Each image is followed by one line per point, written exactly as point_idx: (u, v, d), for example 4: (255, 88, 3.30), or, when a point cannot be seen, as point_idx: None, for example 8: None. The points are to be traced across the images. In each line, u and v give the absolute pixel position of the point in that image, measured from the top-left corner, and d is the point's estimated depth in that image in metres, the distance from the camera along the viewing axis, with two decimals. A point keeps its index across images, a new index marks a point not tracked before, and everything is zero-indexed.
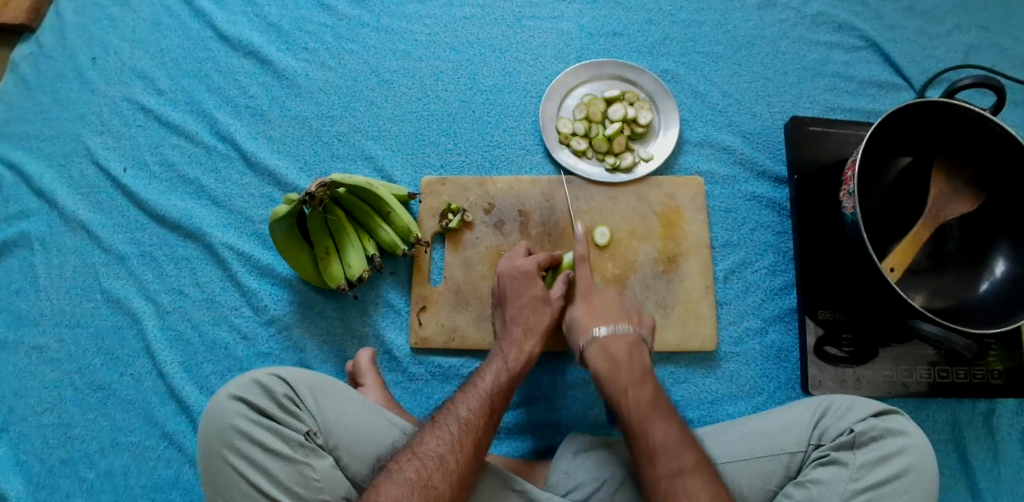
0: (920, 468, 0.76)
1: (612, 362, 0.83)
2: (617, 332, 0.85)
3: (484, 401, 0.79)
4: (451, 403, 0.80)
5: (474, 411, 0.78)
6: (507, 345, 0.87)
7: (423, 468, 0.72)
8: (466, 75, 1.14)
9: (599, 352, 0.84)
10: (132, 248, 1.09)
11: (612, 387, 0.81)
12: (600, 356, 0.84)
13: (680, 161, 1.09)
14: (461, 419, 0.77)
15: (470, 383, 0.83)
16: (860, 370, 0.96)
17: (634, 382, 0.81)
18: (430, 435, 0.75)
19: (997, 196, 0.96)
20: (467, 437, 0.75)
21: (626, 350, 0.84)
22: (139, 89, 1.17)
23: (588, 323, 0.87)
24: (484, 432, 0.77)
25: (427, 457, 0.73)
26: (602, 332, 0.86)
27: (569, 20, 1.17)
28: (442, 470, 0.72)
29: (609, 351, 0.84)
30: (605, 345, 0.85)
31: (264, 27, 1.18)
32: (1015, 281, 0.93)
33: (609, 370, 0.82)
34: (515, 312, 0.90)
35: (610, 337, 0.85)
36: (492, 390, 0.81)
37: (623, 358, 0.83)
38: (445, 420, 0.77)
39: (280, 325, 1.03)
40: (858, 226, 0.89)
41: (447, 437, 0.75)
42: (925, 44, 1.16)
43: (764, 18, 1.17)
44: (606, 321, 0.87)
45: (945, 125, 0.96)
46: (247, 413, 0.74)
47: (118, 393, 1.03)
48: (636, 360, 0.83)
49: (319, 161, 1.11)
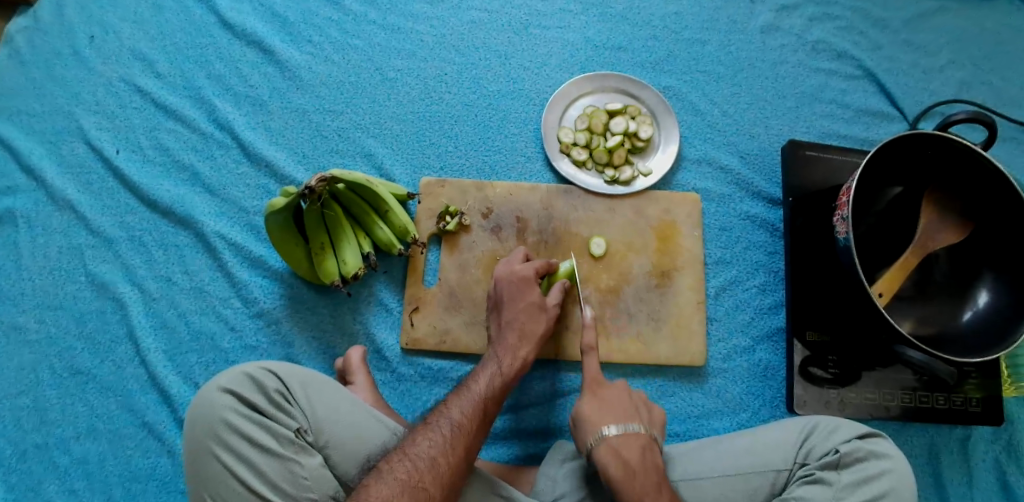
0: (902, 490, 0.77)
1: (626, 468, 0.76)
2: (629, 432, 0.80)
3: (478, 405, 0.79)
4: (444, 405, 0.79)
5: (467, 415, 0.78)
6: (501, 350, 0.87)
7: (414, 469, 0.71)
8: (470, 79, 1.15)
9: (610, 451, 0.78)
10: (120, 231, 1.07)
11: (627, 492, 0.74)
12: (613, 460, 0.77)
13: (678, 177, 1.10)
14: (454, 421, 0.77)
15: (464, 387, 0.83)
16: (844, 392, 0.98)
17: (652, 497, 0.74)
18: (422, 436, 0.75)
19: (984, 229, 0.99)
20: (458, 440, 0.75)
21: (638, 453, 0.78)
22: (137, 70, 1.15)
23: (600, 422, 0.81)
24: (475, 436, 0.77)
25: (418, 457, 0.72)
26: (612, 431, 0.79)
27: (576, 31, 1.18)
28: (433, 471, 0.71)
29: (623, 457, 0.77)
30: (617, 446, 0.78)
31: (269, 18, 1.18)
32: (997, 312, 0.96)
33: (624, 477, 0.76)
34: (510, 317, 0.90)
35: (623, 440, 0.79)
36: (486, 395, 0.81)
37: (637, 463, 0.77)
38: (438, 422, 0.77)
39: (269, 319, 1.02)
40: (850, 251, 0.91)
41: (439, 439, 0.74)
42: (920, 77, 1.20)
43: (766, 41, 1.19)
44: (617, 421, 0.81)
45: (937, 158, 0.99)
46: (237, 406, 0.73)
47: (98, 378, 1.00)
48: (651, 468, 0.77)
49: (318, 155, 1.10)
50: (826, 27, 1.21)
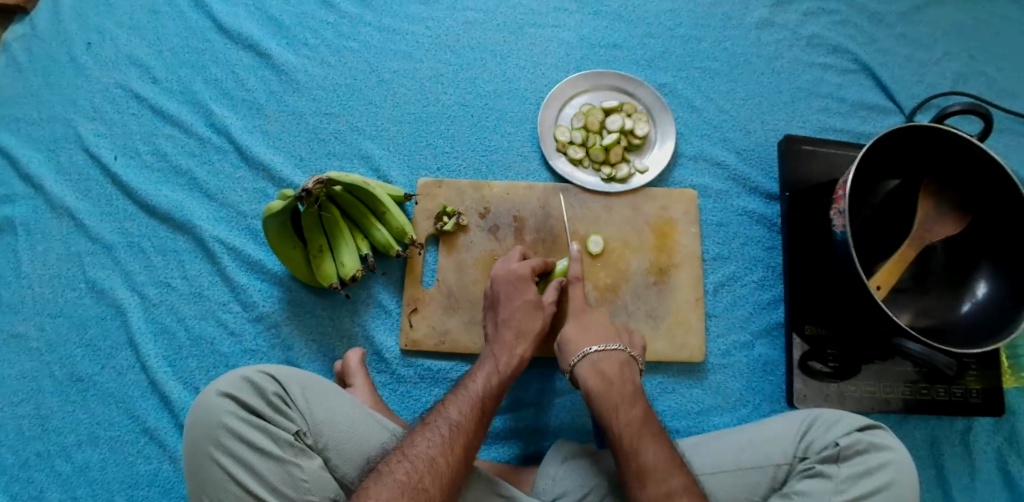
0: (903, 482, 0.78)
1: (603, 379, 0.83)
2: (609, 350, 0.86)
3: (476, 404, 0.79)
4: (442, 406, 0.80)
5: (465, 413, 0.78)
6: (498, 348, 0.88)
7: (413, 469, 0.71)
8: (466, 79, 1.15)
9: (590, 367, 0.85)
10: (118, 237, 1.07)
11: (603, 401, 0.81)
12: (593, 374, 0.84)
13: (675, 174, 1.10)
14: (452, 422, 0.77)
15: (460, 386, 0.83)
16: (844, 385, 0.98)
17: (626, 402, 0.81)
18: (420, 437, 0.75)
19: (980, 221, 0.99)
20: (457, 440, 0.75)
21: (617, 367, 0.85)
22: (133, 76, 1.16)
23: (578, 339, 0.88)
24: (474, 435, 0.77)
25: (416, 458, 0.72)
26: (593, 348, 0.86)
27: (570, 30, 1.18)
28: (433, 471, 0.71)
29: (601, 369, 0.84)
30: (596, 362, 0.85)
31: (265, 21, 1.18)
32: (995, 302, 0.96)
33: (601, 385, 0.82)
34: (507, 315, 0.90)
35: (602, 355, 0.85)
36: (484, 394, 0.81)
37: (615, 376, 0.84)
38: (436, 423, 0.77)
39: (269, 323, 1.02)
40: (847, 244, 0.91)
41: (438, 439, 0.75)
42: (916, 70, 1.20)
43: (762, 37, 1.19)
44: (597, 339, 0.88)
45: (933, 149, 0.99)
46: (236, 411, 0.73)
47: (99, 385, 1.01)
48: (625, 375, 0.84)
49: (315, 158, 1.10)
50: (821, 21, 1.21)
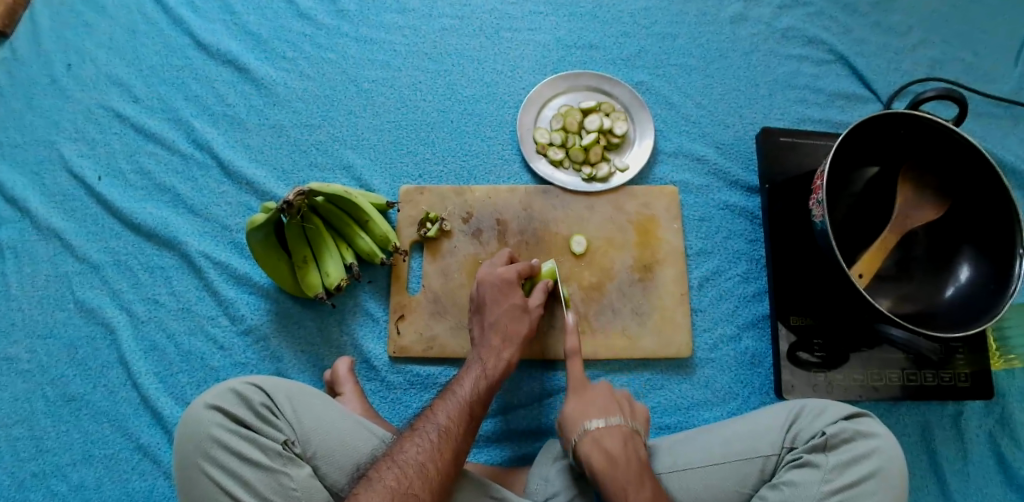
0: (892, 467, 0.78)
1: (609, 458, 0.79)
2: (612, 425, 0.82)
3: (464, 408, 0.80)
4: (430, 412, 0.80)
5: (453, 418, 0.79)
6: (484, 353, 0.88)
7: (403, 475, 0.72)
8: (444, 86, 1.16)
9: (593, 444, 0.81)
10: (105, 256, 1.08)
11: (610, 485, 0.77)
12: (597, 453, 0.80)
13: (655, 170, 1.11)
14: (441, 427, 0.77)
15: (448, 391, 0.83)
16: (832, 374, 0.99)
17: (631, 490, 0.76)
18: (409, 442, 0.76)
19: (959, 205, 1.01)
20: (445, 446, 0.75)
21: (622, 444, 0.81)
22: (115, 96, 1.17)
23: (581, 419, 0.84)
24: (463, 439, 0.78)
25: (405, 464, 0.73)
26: (594, 425, 0.83)
27: (546, 32, 1.19)
28: (422, 477, 0.72)
29: (605, 448, 0.80)
30: (599, 438, 0.81)
31: (243, 36, 1.19)
32: (979, 285, 0.97)
33: (607, 467, 0.78)
34: (492, 320, 0.91)
35: (606, 431, 0.82)
36: (471, 398, 0.82)
37: (622, 455, 0.79)
38: (425, 428, 0.77)
39: (257, 336, 1.03)
40: (826, 234, 0.91)
41: (427, 445, 0.75)
42: (891, 58, 1.21)
43: (737, 31, 1.20)
44: (596, 418, 0.84)
45: (910, 136, 1.01)
46: (224, 422, 0.74)
47: (91, 404, 1.01)
48: (631, 463, 0.79)
49: (298, 170, 1.11)
50: (795, 14, 1.22)
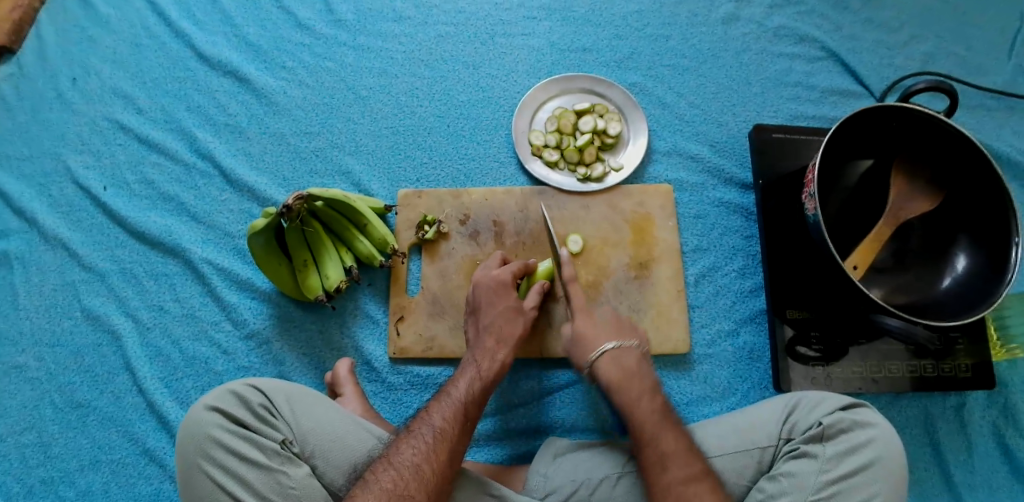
0: (889, 456, 0.79)
1: (625, 373, 0.85)
2: (627, 346, 0.88)
3: (459, 408, 0.81)
4: (426, 413, 0.81)
5: (447, 419, 0.79)
6: (479, 355, 0.89)
7: (399, 476, 0.73)
8: (440, 92, 1.18)
9: (611, 361, 0.86)
10: (111, 265, 1.10)
11: (625, 395, 0.83)
12: (614, 369, 0.85)
13: (650, 169, 1.12)
14: (436, 429, 0.78)
15: (443, 392, 0.84)
16: (831, 367, 0.99)
17: (642, 404, 0.82)
18: (405, 444, 0.77)
19: (954, 196, 1.01)
20: (440, 447, 0.76)
21: (637, 362, 0.87)
22: (119, 108, 1.19)
23: (594, 337, 0.88)
24: (458, 440, 0.78)
25: (401, 466, 0.74)
26: (611, 346, 0.87)
27: (540, 37, 1.21)
28: (418, 478, 0.73)
29: (621, 365, 0.86)
30: (616, 356, 0.86)
31: (243, 48, 1.22)
32: (976, 275, 0.97)
33: (624, 382, 0.84)
34: (487, 322, 0.92)
35: (623, 351, 0.87)
36: (466, 399, 0.82)
37: (636, 372, 0.86)
38: (420, 429, 0.78)
39: (259, 340, 1.04)
40: (820, 227, 0.92)
41: (422, 446, 0.76)
42: (884, 54, 1.22)
43: (729, 31, 1.22)
44: (611, 338, 0.88)
45: (902, 129, 1.02)
46: (224, 423, 0.75)
47: (98, 410, 1.03)
48: (642, 380, 0.85)
49: (298, 177, 1.13)
50: (786, 13, 1.23)
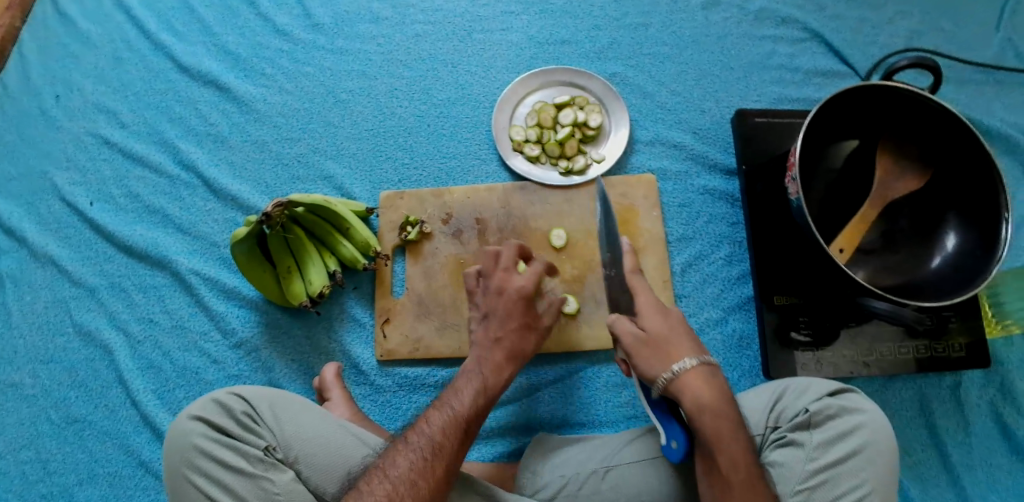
0: (879, 441, 0.78)
1: (718, 398, 0.75)
2: (713, 364, 0.77)
3: (459, 421, 0.79)
4: (424, 422, 0.79)
5: (447, 431, 0.78)
6: (483, 363, 0.87)
7: (394, 490, 0.72)
8: (420, 91, 1.17)
9: (699, 379, 0.75)
10: (100, 279, 1.11)
11: (716, 424, 0.72)
12: (703, 388, 0.75)
13: (633, 159, 1.11)
14: (433, 441, 0.77)
15: (443, 402, 0.82)
16: (821, 351, 0.98)
17: (730, 434, 0.72)
18: (402, 456, 0.76)
19: (941, 174, 1.00)
20: (438, 461, 0.75)
21: (724, 385, 0.77)
22: (103, 123, 1.20)
23: (674, 350, 0.77)
24: (457, 454, 0.77)
25: (398, 478, 0.73)
26: (692, 362, 0.76)
27: (518, 31, 1.20)
28: (413, 492, 0.72)
29: (713, 386, 0.75)
30: (706, 377, 0.75)
31: (223, 56, 1.22)
32: (966, 253, 0.96)
33: (718, 406, 0.74)
34: (496, 330, 0.89)
35: (710, 369, 0.77)
36: (467, 412, 0.81)
37: (725, 394, 0.76)
38: (417, 440, 0.77)
39: (248, 347, 1.05)
40: (802, 211, 0.91)
41: (420, 459, 0.75)
42: (868, 32, 1.20)
43: (709, 16, 1.20)
44: (693, 353, 0.77)
45: (886, 107, 0.99)
46: (207, 431, 0.76)
47: (93, 425, 1.04)
48: (729, 404, 0.75)
49: (281, 183, 1.13)
50: None
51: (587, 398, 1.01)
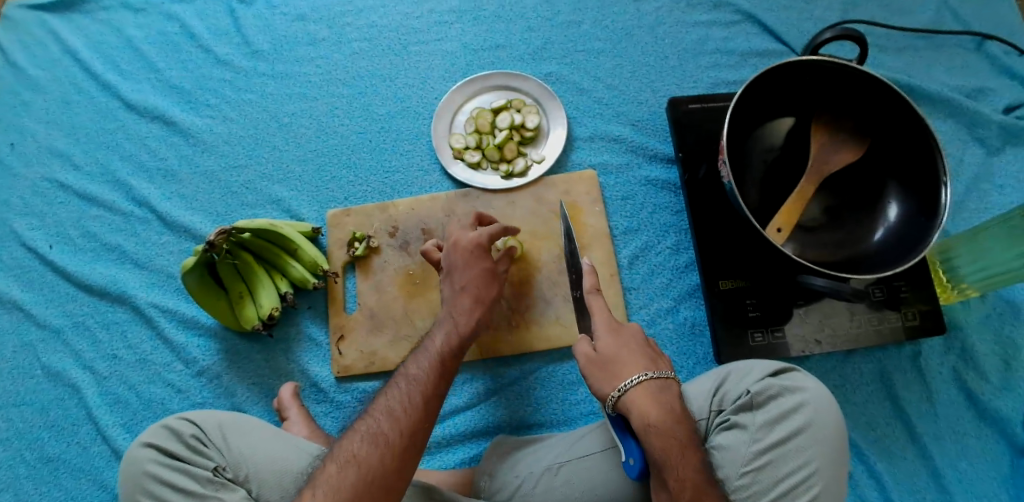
0: (822, 418, 0.79)
1: (667, 418, 0.73)
2: (665, 381, 0.76)
3: (434, 358, 0.81)
4: (403, 366, 0.82)
5: (423, 367, 0.80)
6: (450, 309, 0.88)
7: (375, 422, 0.74)
8: (360, 108, 1.18)
9: (648, 395, 0.74)
10: (64, 320, 1.13)
11: (662, 444, 0.71)
12: (651, 406, 0.73)
13: (573, 157, 1.12)
14: (410, 376, 0.79)
15: (421, 347, 0.84)
16: (771, 333, 0.98)
17: (678, 452, 0.71)
18: (382, 394, 0.78)
19: (879, 145, 1.00)
20: (416, 391, 0.77)
21: (676, 404, 0.75)
22: (58, 167, 1.22)
23: (622, 367, 0.77)
24: (435, 384, 0.79)
25: (378, 414, 0.75)
26: (651, 375, 0.76)
27: (452, 40, 1.20)
28: (390, 418, 0.74)
29: (663, 404, 0.74)
30: (656, 396, 0.75)
31: (168, 91, 1.24)
32: (907, 223, 0.96)
33: (666, 426, 0.72)
34: (461, 282, 0.89)
35: (663, 383, 0.76)
36: (443, 349, 0.82)
37: (678, 410, 0.75)
38: (396, 381, 0.79)
39: (210, 375, 1.06)
40: (736, 196, 0.92)
41: (398, 392, 0.77)
42: (802, 8, 1.20)
43: (641, 7, 1.20)
44: (643, 369, 0.76)
45: (817, 83, 1.00)
46: (157, 457, 0.79)
47: (67, 462, 1.06)
48: (679, 421, 0.73)
49: (231, 211, 1.15)
50: None
51: (544, 397, 1.01)
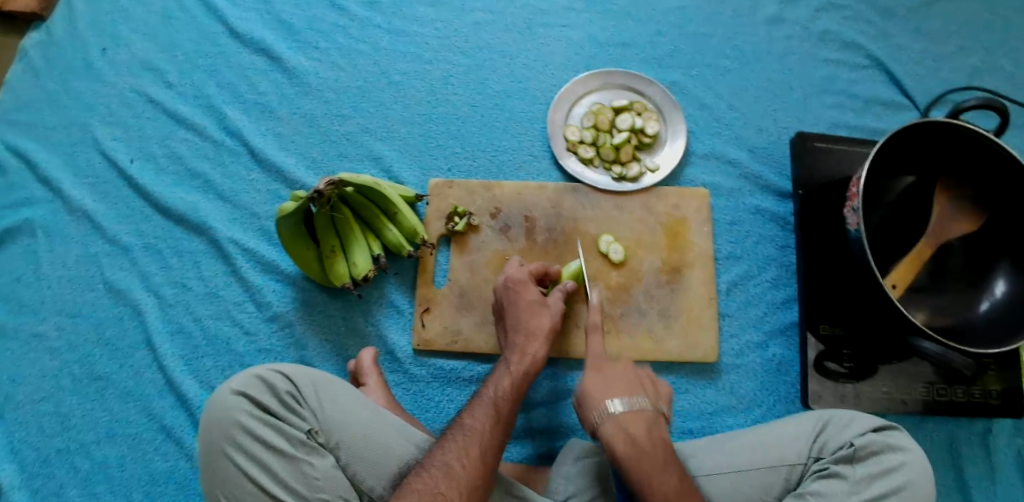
0: (921, 483, 0.77)
1: (634, 446, 0.74)
2: (636, 409, 0.77)
3: (488, 407, 0.79)
4: (459, 417, 0.80)
5: (478, 418, 0.78)
6: (510, 352, 0.87)
7: (429, 476, 0.71)
8: (475, 80, 1.15)
9: (616, 431, 0.76)
10: (136, 239, 1.08)
11: (635, 470, 0.73)
12: (618, 439, 0.75)
13: (685, 172, 1.10)
14: (466, 427, 0.77)
15: (477, 397, 0.83)
16: (860, 385, 0.97)
17: (657, 476, 0.72)
18: (439, 447, 0.75)
19: (999, 217, 0.97)
20: (472, 444, 0.75)
21: (644, 430, 0.76)
22: (148, 81, 1.17)
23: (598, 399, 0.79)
24: (494, 436, 0.77)
25: (433, 470, 0.72)
26: (618, 409, 0.77)
27: (579, 29, 1.18)
28: (448, 476, 0.71)
29: (628, 431, 0.76)
30: (623, 425, 0.76)
31: (275, 25, 1.19)
32: (1015, 301, 0.94)
33: (633, 456, 0.74)
34: (514, 321, 0.90)
35: (630, 417, 0.76)
36: (499, 396, 0.81)
37: (645, 442, 0.75)
38: (452, 432, 0.77)
39: (283, 322, 1.03)
40: (861, 242, 0.90)
41: (453, 446, 0.75)
42: (931, 66, 1.18)
43: (772, 33, 1.19)
44: (623, 397, 0.78)
45: (949, 146, 0.98)
46: (251, 409, 0.74)
47: (117, 384, 1.01)
48: (653, 448, 0.75)
49: (327, 160, 1.11)
50: (832, 18, 1.20)
51: None
